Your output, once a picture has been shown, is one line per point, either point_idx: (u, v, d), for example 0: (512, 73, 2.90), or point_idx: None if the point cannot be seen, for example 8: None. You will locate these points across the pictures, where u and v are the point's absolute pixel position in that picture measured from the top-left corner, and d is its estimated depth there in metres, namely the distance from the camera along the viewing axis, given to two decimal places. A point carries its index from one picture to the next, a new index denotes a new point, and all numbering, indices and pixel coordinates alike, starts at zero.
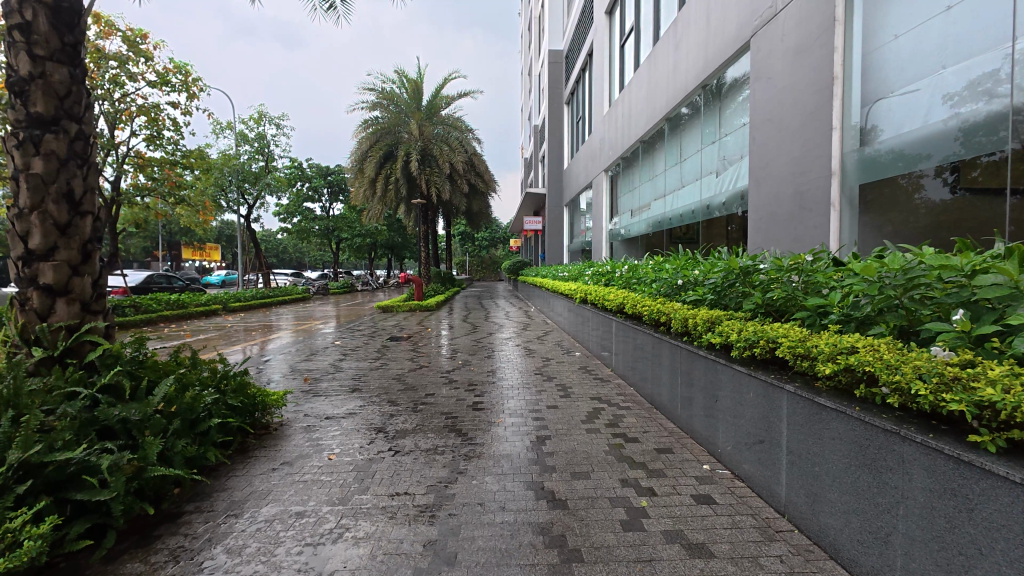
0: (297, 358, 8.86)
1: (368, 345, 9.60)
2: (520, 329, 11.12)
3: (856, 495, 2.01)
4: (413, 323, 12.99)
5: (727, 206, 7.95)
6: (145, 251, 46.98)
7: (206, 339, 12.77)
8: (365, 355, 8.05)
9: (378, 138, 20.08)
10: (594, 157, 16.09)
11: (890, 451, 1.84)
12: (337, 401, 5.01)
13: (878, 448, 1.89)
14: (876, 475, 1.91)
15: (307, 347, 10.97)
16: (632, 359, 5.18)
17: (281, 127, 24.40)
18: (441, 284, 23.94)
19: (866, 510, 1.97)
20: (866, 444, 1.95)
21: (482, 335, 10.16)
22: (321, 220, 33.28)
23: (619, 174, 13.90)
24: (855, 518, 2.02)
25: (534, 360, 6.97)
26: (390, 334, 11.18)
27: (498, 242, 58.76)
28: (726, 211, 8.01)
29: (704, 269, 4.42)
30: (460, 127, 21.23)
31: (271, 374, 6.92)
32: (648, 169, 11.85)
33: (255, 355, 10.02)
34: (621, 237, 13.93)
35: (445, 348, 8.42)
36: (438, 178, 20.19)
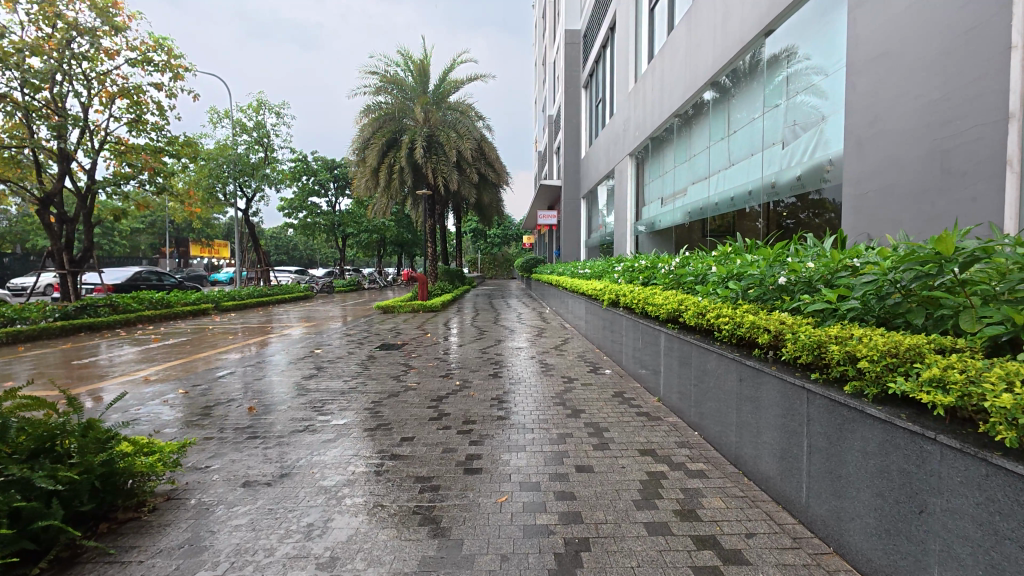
0: (268, 370, 7.46)
1: (354, 355, 8.16)
2: (533, 335, 9.61)
3: None
4: (412, 327, 11.55)
5: (805, 181, 6.35)
6: (152, 247, 46.28)
7: (183, 342, 11.48)
8: (345, 370, 6.61)
9: (381, 124, 18.74)
10: (617, 142, 14.47)
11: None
12: (275, 449, 3.55)
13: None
14: None
15: (289, 354, 9.58)
16: (696, 391, 3.64)
17: (281, 116, 23.21)
18: (449, 282, 22.46)
19: None
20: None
21: (489, 343, 8.63)
22: (326, 216, 32.07)
23: (647, 157, 12.27)
24: None
25: (553, 379, 5.46)
26: (384, 340, 9.73)
27: (511, 239, 57.24)
28: (802, 188, 6.41)
29: (828, 260, 2.87)
30: (470, 113, 19.76)
31: (221, 394, 5.52)
32: (684, 149, 10.29)
33: (226, 363, 8.65)
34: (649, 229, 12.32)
35: (443, 360, 6.93)
36: (445, 167, 18.74)
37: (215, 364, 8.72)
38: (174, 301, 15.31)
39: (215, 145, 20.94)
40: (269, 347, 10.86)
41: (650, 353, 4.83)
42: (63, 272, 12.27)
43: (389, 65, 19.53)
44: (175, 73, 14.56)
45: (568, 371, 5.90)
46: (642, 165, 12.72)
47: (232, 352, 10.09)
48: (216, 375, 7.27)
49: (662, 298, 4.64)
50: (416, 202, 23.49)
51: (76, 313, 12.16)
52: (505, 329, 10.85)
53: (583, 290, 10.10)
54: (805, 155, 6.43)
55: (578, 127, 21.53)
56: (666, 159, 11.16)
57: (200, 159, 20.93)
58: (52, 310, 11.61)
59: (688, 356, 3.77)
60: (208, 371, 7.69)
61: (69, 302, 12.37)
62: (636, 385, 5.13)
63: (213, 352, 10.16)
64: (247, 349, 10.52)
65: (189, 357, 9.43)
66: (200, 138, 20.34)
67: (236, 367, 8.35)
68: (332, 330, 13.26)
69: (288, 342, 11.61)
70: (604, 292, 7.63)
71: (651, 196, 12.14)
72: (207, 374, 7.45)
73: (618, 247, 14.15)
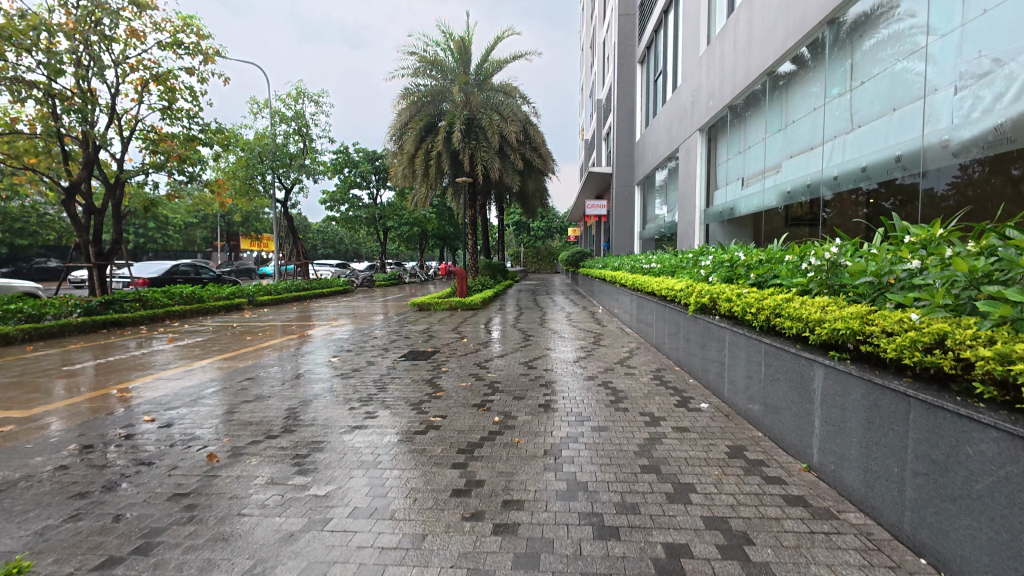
0: (274, 377, 6.31)
1: (377, 362, 6.91)
2: (586, 340, 8.08)
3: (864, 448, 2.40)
4: (448, 329, 10.26)
5: (996, 142, 4.45)
6: (206, 241, 47.64)
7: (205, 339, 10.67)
8: (358, 386, 5.32)
9: (418, 107, 17.61)
10: (682, 117, 12.59)
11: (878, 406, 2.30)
12: (201, 553, 2.22)
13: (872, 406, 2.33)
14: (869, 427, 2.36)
15: (310, 356, 8.50)
16: (916, 485, 2.07)
17: (320, 105, 22.52)
18: (490, 277, 21.15)
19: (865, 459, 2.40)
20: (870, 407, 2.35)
21: (535, 351, 7.16)
22: (367, 208, 31.50)
23: (724, 129, 10.37)
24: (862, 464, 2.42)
25: (630, 418, 3.90)
26: (415, 345, 8.46)
27: (555, 232, 55.46)
28: (990, 150, 4.52)
29: None
30: (513, 93, 18.27)
31: (195, 417, 4.32)
32: (776, 116, 8.38)
33: (236, 366, 7.63)
34: (722, 217, 10.48)
35: (479, 377, 5.51)
36: (486, 153, 17.35)
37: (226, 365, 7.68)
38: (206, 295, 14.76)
39: (253, 134, 20.45)
40: (293, 346, 9.88)
41: (781, 392, 3.23)
42: (89, 266, 11.73)
43: (428, 44, 18.29)
44: (206, 56, 13.91)
45: (647, 402, 4.33)
46: (716, 142, 10.85)
47: (251, 351, 9.14)
48: (216, 383, 6.18)
49: (817, 310, 2.96)
50: (456, 191, 22.30)
51: (101, 308, 11.61)
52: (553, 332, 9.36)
53: (646, 289, 8.42)
54: (988, 106, 4.52)
55: (633, 108, 19.61)
56: (750, 131, 9.26)
57: (239, 150, 20.52)
58: (74, 305, 10.99)
59: (893, 421, 2.20)
60: (210, 377, 6.65)
61: (94, 297, 11.84)
62: (755, 432, 3.52)
63: (231, 350, 9.23)
64: (270, 348, 9.58)
65: (201, 356, 8.48)
66: (238, 128, 19.89)
67: (244, 371, 7.29)
68: (364, 330, 12.21)
69: (315, 341, 10.64)
70: (680, 293, 5.95)
71: (727, 176, 10.30)
72: (208, 381, 6.39)
73: (683, 238, 12.35)
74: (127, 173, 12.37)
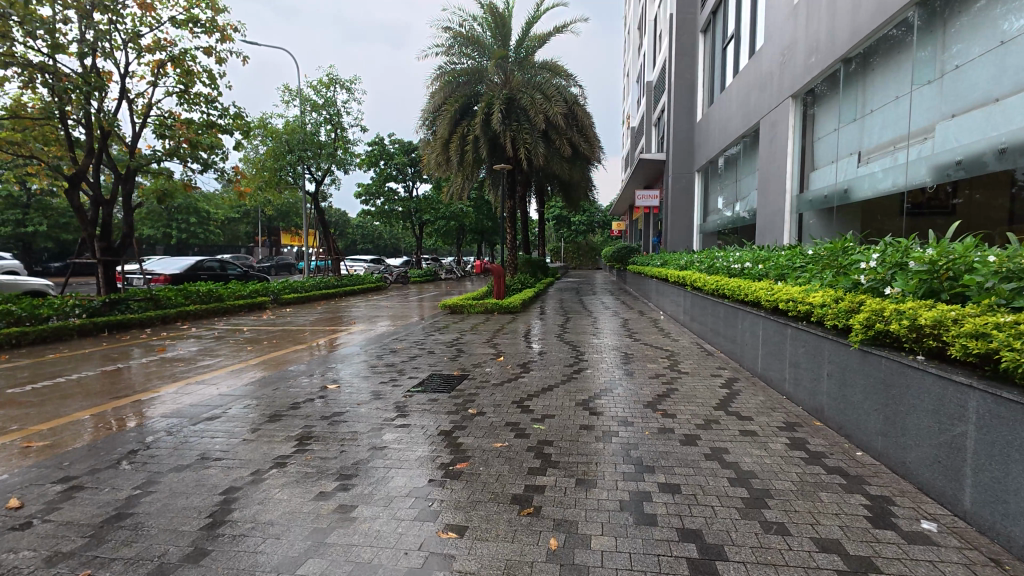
0: (252, 405, 4.79)
1: (388, 387, 5.29)
2: (658, 360, 6.20)
3: (910, 431, 2.75)
4: (480, 338, 8.58)
5: None
6: (248, 237, 48.15)
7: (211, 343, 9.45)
8: (349, 437, 3.71)
9: (453, 88, 16.03)
10: (766, 84, 10.38)
11: (921, 391, 2.65)
12: None
13: (916, 391, 2.69)
14: (916, 409, 2.69)
15: (316, 369, 7.03)
16: None
17: (352, 92, 21.34)
18: (530, 275, 19.42)
19: (912, 440, 2.73)
20: (912, 392, 2.71)
21: (594, 378, 5.36)
22: (403, 202, 30.39)
23: (832, 93, 8.15)
24: (907, 443, 2.77)
25: (801, 561, 2.10)
26: (439, 360, 6.82)
27: (597, 227, 53.09)
28: None
29: None
30: (558, 71, 16.38)
31: (87, 499, 2.79)
32: (924, 65, 6.11)
33: (223, 381, 6.24)
34: (825, 204, 8.30)
35: (522, 429, 3.78)
36: (529, 136, 15.54)
37: (213, 381, 6.30)
38: (226, 293, 13.74)
39: (282, 123, 19.48)
40: (303, 355, 8.49)
41: None
42: (96, 262, 10.78)
43: (464, 19, 16.65)
44: (223, 34, 12.86)
45: (811, 511, 2.49)
46: (820, 108, 8.57)
47: (253, 362, 7.78)
48: (180, 412, 4.73)
49: None
50: (495, 181, 20.64)
51: (106, 308, 10.61)
52: (610, 345, 7.55)
53: (728, 293, 6.48)
54: None
55: (693, 85, 17.36)
56: (878, 90, 7.01)
57: (269, 139, 19.59)
58: (75, 305, 9.97)
59: None
60: (181, 401, 5.24)
61: (100, 296, 10.85)
62: None
63: (231, 359, 7.90)
64: (276, 357, 8.22)
65: (192, 366, 7.16)
66: (267, 116, 18.94)
67: (229, 389, 5.86)
68: (387, 334, 10.76)
69: (331, 348, 9.23)
70: (812, 305, 4.03)
71: (835, 153, 8.14)
72: (174, 407, 4.96)
73: (766, 231, 10.20)
74: (139, 159, 11.42)
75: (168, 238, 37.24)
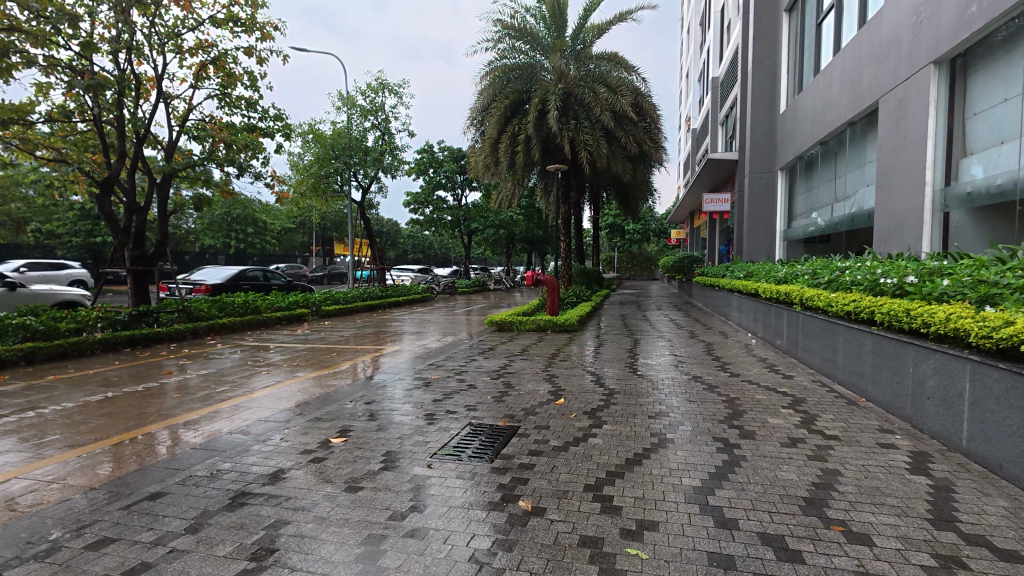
0: (225, 466, 3.53)
1: (410, 444, 3.90)
2: (778, 411, 4.49)
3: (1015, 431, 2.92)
4: (532, 363, 7.09)
5: None
6: (303, 246, 49.26)
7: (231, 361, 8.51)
8: (331, 557, 2.34)
9: (504, 84, 14.79)
10: (887, 55, 8.42)
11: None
12: None
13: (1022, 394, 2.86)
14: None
15: (330, 398, 5.77)
16: None
17: (400, 96, 20.58)
18: (584, 286, 17.82)
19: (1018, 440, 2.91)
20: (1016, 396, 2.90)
21: (698, 440, 3.75)
22: (451, 211, 29.58)
23: (1003, 51, 6.19)
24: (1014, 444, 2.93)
25: None
26: (481, 395, 5.40)
27: (652, 236, 50.48)
28: None
29: None
30: (621, 62, 14.75)
31: None
32: None
33: (215, 416, 5.08)
34: (991, 198, 6.32)
35: (609, 560, 2.26)
36: (590, 136, 13.91)
37: (203, 414, 5.13)
38: (263, 305, 13.05)
39: (329, 129, 18.99)
40: (323, 377, 7.32)
41: None
42: (125, 272, 10.23)
43: (517, 11, 15.41)
44: (264, 33, 12.29)
45: None
46: (980, 74, 6.59)
47: (265, 385, 6.66)
48: (131, 471, 3.53)
49: None
50: (547, 185, 19.21)
51: (134, 321, 9.99)
52: (698, 380, 5.87)
53: (877, 319, 4.68)
54: None
55: (775, 73, 15.29)
56: None
57: (315, 146, 19.15)
58: (98, 318, 9.34)
59: None
60: (146, 450, 4.05)
61: (127, 308, 10.26)
62: None
63: (242, 381, 6.83)
64: (292, 380, 7.07)
65: (191, 392, 6.09)
66: (313, 122, 18.48)
67: (220, 427, 4.68)
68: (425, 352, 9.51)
69: (359, 368, 8.05)
70: None
71: (1008, 130, 6.14)
72: (130, 462, 3.76)
73: (889, 235, 8.19)
74: (175, 164, 10.93)
75: (229, 248, 38.53)
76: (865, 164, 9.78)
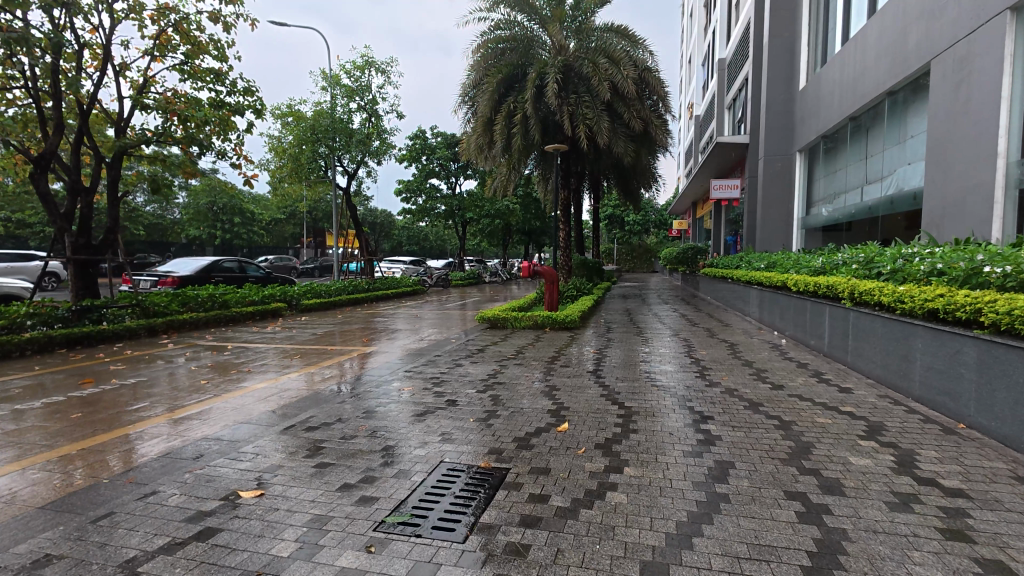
0: (71, 538, 2.39)
1: (351, 500, 2.75)
2: (855, 444, 3.34)
3: None
4: (529, 369, 5.95)
5: None
6: (294, 237, 47.96)
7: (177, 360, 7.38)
8: None
9: (498, 56, 13.49)
10: (943, 8, 7.23)
11: None
12: None
13: None
14: None
15: (276, 410, 4.64)
16: None
17: (388, 74, 19.22)
18: (583, 277, 16.70)
19: None
20: None
21: (764, 500, 2.61)
22: (445, 200, 28.30)
23: None
24: None
25: None
26: (464, 414, 4.25)
27: (652, 228, 49.30)
28: None
29: None
30: (626, 32, 13.43)
31: None
32: None
33: (119, 437, 3.94)
34: None
35: None
36: (590, 110, 12.64)
37: (103, 434, 3.99)
38: (231, 299, 11.86)
39: (311, 110, 17.70)
40: (280, 377, 6.19)
41: None
42: (63, 260, 9.08)
43: None
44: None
45: None
46: None
47: (205, 389, 5.54)
48: None
49: None
50: (545, 170, 17.93)
51: (73, 319, 8.81)
52: (733, 393, 4.73)
53: (986, 319, 3.53)
54: None
55: (794, 45, 14.05)
56: None
57: (296, 127, 17.85)
58: (28, 314, 8.15)
59: None
60: None
61: (68, 303, 9.06)
62: None
63: (180, 385, 5.68)
64: (241, 381, 5.94)
65: (110, 403, 4.95)
66: (293, 102, 17.18)
67: (117, 453, 3.56)
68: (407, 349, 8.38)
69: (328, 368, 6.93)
70: None
71: None
72: None
73: (948, 217, 7.01)
74: (126, 139, 9.74)
75: (216, 240, 37.21)
76: (908, 139, 8.72)
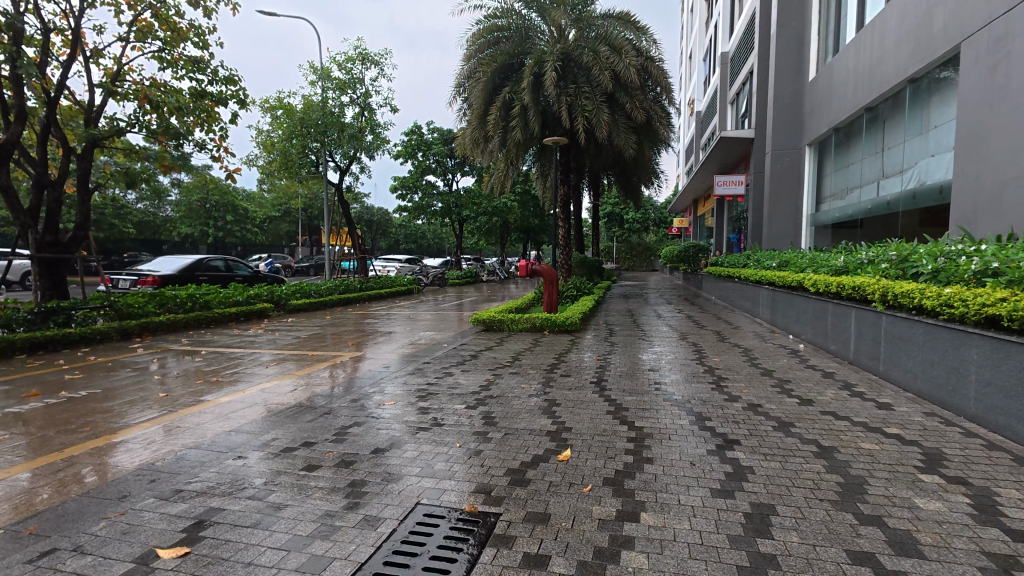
0: None
1: (300, 561, 2.20)
2: (916, 481, 2.79)
3: None
4: (526, 379, 5.37)
5: None
6: (289, 236, 47.37)
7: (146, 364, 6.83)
8: None
9: (494, 45, 12.90)
10: None
11: None
12: None
13: None
14: None
15: (238, 427, 4.08)
16: None
17: (381, 67, 18.61)
18: (583, 276, 16.13)
19: None
20: None
21: (820, 565, 2.05)
22: (442, 197, 27.67)
23: None
24: None
25: None
26: (450, 436, 3.67)
27: (653, 226, 48.71)
28: None
29: None
30: (628, 20, 12.82)
31: None
32: None
33: (48, 463, 3.38)
34: None
35: None
36: (590, 101, 12.04)
37: (29, 461, 3.42)
38: (213, 300, 11.26)
39: (301, 102, 17.10)
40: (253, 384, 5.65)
41: None
42: (28, 258, 8.53)
43: None
44: None
45: None
46: None
47: (165, 400, 4.97)
48: None
49: None
50: (544, 165, 17.33)
51: (35, 322, 8.22)
52: (758, 409, 4.16)
53: None
54: None
55: (803, 35, 13.48)
56: None
57: (286, 120, 17.24)
58: None
59: None
60: None
61: (32, 305, 8.47)
62: None
63: (139, 396, 5.12)
64: (207, 390, 5.37)
65: (53, 419, 4.39)
66: (283, 94, 16.59)
67: (40, 486, 3.01)
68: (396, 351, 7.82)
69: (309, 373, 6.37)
70: None
71: None
72: None
73: (982, 211, 6.45)
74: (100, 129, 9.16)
75: (209, 238, 36.52)
76: (931, 129, 8.19)
